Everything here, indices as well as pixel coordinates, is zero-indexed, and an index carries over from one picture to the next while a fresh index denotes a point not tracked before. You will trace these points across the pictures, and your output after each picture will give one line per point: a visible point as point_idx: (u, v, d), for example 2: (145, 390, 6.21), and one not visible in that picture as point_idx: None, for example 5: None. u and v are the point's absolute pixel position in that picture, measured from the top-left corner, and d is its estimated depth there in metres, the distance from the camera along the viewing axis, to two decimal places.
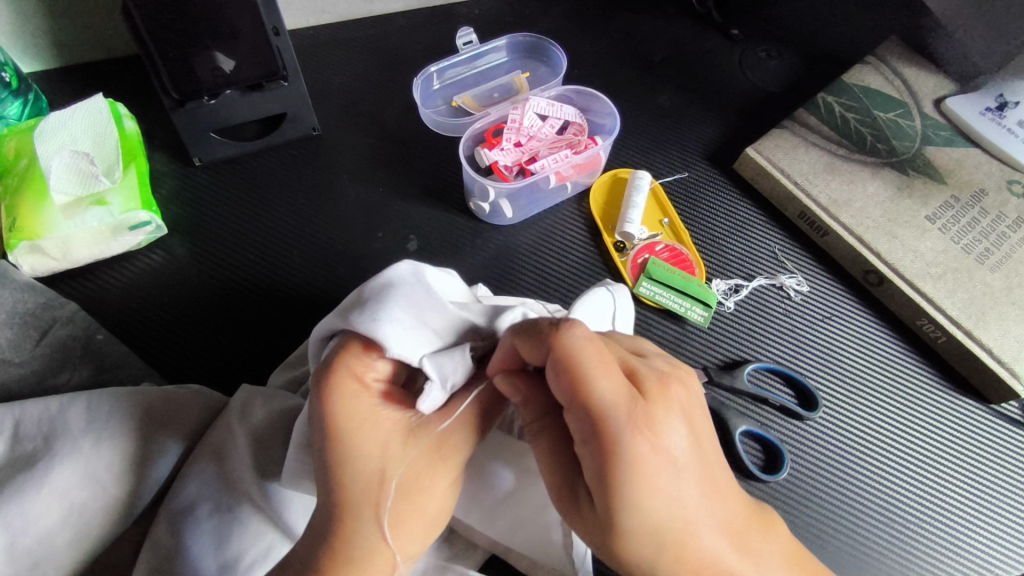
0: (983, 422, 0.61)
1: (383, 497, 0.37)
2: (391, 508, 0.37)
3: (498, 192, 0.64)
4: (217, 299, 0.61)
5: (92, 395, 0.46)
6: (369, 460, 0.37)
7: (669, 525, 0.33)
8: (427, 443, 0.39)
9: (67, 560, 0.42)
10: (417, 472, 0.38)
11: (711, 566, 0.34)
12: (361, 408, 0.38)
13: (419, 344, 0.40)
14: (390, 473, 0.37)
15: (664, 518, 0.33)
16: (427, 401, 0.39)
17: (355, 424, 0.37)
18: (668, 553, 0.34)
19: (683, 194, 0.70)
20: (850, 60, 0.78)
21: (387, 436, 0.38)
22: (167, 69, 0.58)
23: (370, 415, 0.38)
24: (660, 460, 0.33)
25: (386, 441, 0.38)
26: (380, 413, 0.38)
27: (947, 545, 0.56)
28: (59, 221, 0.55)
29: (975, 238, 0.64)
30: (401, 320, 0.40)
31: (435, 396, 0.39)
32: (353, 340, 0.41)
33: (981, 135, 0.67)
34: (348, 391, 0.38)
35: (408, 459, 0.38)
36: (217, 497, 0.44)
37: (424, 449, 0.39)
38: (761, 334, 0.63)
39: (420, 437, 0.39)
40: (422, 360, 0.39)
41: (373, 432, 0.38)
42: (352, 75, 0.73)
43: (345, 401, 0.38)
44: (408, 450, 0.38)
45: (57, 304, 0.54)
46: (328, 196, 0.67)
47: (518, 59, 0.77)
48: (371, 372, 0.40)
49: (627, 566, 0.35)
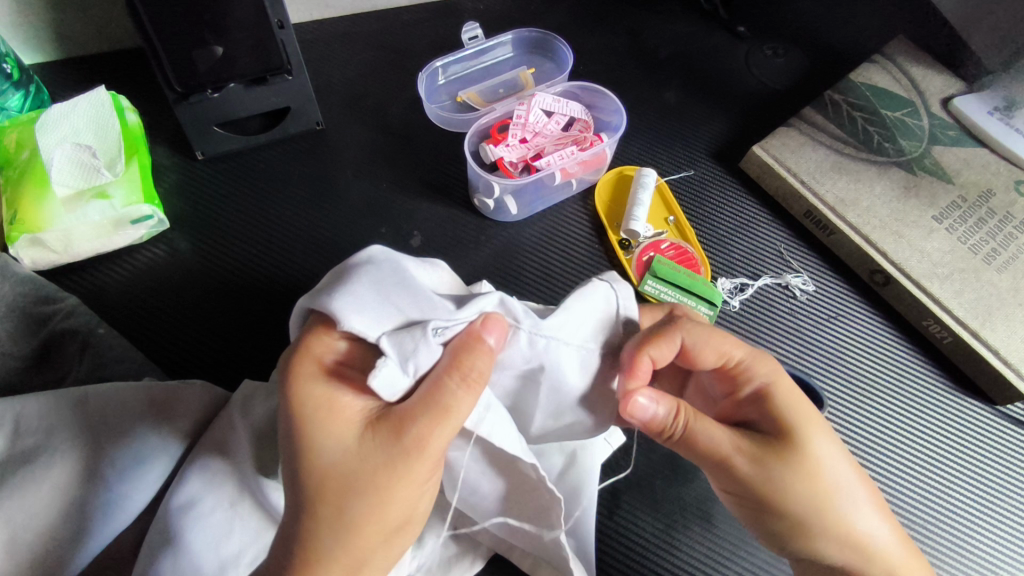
0: (989, 423, 0.61)
1: (336, 495, 0.35)
2: (344, 506, 0.35)
3: (502, 189, 0.64)
4: (217, 294, 0.60)
5: (93, 390, 0.46)
6: (322, 453, 0.36)
7: (839, 466, 0.42)
8: (383, 434, 0.36)
9: (68, 554, 0.41)
10: (370, 468, 0.36)
11: (847, 490, 0.42)
12: (315, 394, 0.37)
13: (379, 319, 0.38)
14: (342, 468, 0.36)
15: (824, 440, 0.43)
16: (378, 379, 0.36)
17: (307, 412, 0.37)
18: (824, 472, 0.42)
19: (688, 191, 0.69)
20: (857, 58, 0.77)
21: (341, 425, 0.37)
22: (171, 64, 0.58)
23: (325, 401, 0.37)
24: (800, 400, 0.44)
25: (339, 431, 0.36)
26: (336, 399, 0.37)
27: (954, 547, 0.56)
28: (61, 214, 0.55)
29: (982, 238, 0.63)
30: (359, 296, 0.39)
31: (388, 374, 0.37)
32: (316, 321, 0.40)
33: (988, 134, 0.67)
34: (305, 374, 0.38)
35: (362, 454, 0.36)
36: (220, 492, 0.44)
37: (380, 442, 0.36)
38: (765, 332, 0.63)
39: (376, 427, 0.36)
40: (380, 337, 0.38)
41: (327, 421, 0.36)
42: (356, 70, 0.72)
43: (300, 386, 0.37)
44: (362, 443, 0.36)
45: (58, 298, 0.53)
46: (332, 190, 0.66)
47: (523, 55, 0.77)
48: (331, 353, 0.39)
49: (789, 499, 0.41)
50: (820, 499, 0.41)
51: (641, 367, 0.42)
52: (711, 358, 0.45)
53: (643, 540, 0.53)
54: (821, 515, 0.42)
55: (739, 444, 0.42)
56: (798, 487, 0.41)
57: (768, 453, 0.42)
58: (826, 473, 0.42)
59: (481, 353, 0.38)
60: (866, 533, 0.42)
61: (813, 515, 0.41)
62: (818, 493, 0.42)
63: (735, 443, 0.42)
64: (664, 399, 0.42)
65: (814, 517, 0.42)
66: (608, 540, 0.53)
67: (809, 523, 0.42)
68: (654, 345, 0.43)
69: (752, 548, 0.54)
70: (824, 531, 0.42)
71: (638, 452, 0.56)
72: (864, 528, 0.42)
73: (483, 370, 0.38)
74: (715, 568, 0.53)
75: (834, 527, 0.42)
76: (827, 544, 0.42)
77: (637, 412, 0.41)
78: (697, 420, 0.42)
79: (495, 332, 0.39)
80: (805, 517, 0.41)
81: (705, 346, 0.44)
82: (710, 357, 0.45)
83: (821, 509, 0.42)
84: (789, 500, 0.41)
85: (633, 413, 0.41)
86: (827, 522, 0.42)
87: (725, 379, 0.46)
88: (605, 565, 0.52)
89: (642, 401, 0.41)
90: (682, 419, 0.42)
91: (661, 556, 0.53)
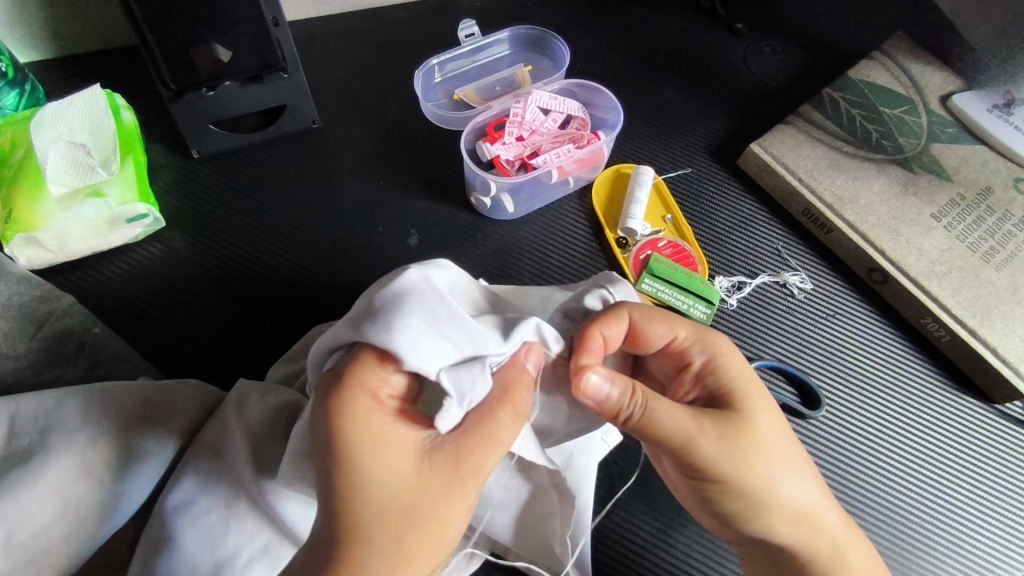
0: (987, 421, 0.61)
1: (395, 527, 0.35)
2: (407, 539, 0.35)
3: (499, 187, 0.64)
4: (213, 293, 0.60)
5: (94, 388, 0.46)
6: (384, 486, 0.35)
7: (780, 433, 0.44)
8: (442, 465, 0.37)
9: (63, 555, 0.41)
10: (431, 499, 0.36)
11: (796, 460, 0.44)
12: (373, 427, 0.36)
13: (438, 356, 0.39)
14: (404, 500, 0.35)
15: (772, 413, 0.44)
16: (445, 418, 0.38)
17: (366, 446, 0.36)
18: (778, 443, 0.43)
19: (686, 189, 0.69)
20: (856, 55, 0.77)
21: (400, 458, 0.36)
22: (165, 61, 0.57)
23: (381, 434, 0.36)
24: (747, 374, 0.45)
25: (399, 464, 0.36)
26: (393, 433, 0.37)
27: (952, 546, 0.56)
28: (56, 213, 0.55)
29: (981, 236, 0.63)
30: (417, 330, 0.38)
31: (451, 412, 0.38)
32: (365, 352, 0.38)
33: (986, 131, 0.67)
34: (361, 407, 0.37)
35: (422, 485, 0.36)
36: (216, 492, 0.44)
37: (439, 474, 0.37)
38: (763, 330, 0.63)
39: (435, 459, 0.37)
40: (441, 374, 0.38)
41: (387, 454, 0.36)
42: (352, 67, 0.72)
43: (357, 420, 0.36)
44: (421, 474, 0.36)
45: (53, 298, 0.53)
46: (328, 189, 0.66)
47: (520, 52, 0.77)
48: (385, 387, 0.38)
49: (749, 468, 0.42)
50: (769, 464, 0.42)
51: (593, 343, 0.43)
52: (657, 335, 0.45)
53: (639, 539, 0.53)
54: (777, 485, 0.43)
55: (696, 418, 0.41)
56: (750, 454, 0.42)
57: (721, 422, 0.42)
58: (772, 440, 0.43)
59: (525, 382, 0.41)
60: (807, 497, 0.44)
61: (763, 481, 0.42)
62: (772, 461, 0.42)
63: (692, 416, 0.41)
64: (619, 375, 0.41)
65: (770, 487, 0.42)
66: (605, 539, 0.53)
67: (760, 490, 0.42)
68: (604, 323, 0.44)
69: None
70: (772, 496, 0.43)
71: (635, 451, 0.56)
72: (805, 492, 0.44)
73: (527, 400, 0.40)
74: (711, 567, 0.53)
75: (788, 496, 0.43)
76: (774, 510, 0.43)
77: (592, 391, 0.40)
78: (654, 395, 0.41)
79: (533, 358, 0.42)
80: (755, 484, 0.42)
81: (653, 321, 0.45)
82: (658, 332, 0.45)
83: (778, 479, 0.43)
84: (749, 471, 0.42)
85: (586, 392, 0.40)
86: (782, 491, 0.43)
87: (673, 356, 0.46)
88: (601, 564, 0.52)
89: (597, 377, 0.40)
90: (639, 394, 0.41)
91: (658, 555, 0.53)
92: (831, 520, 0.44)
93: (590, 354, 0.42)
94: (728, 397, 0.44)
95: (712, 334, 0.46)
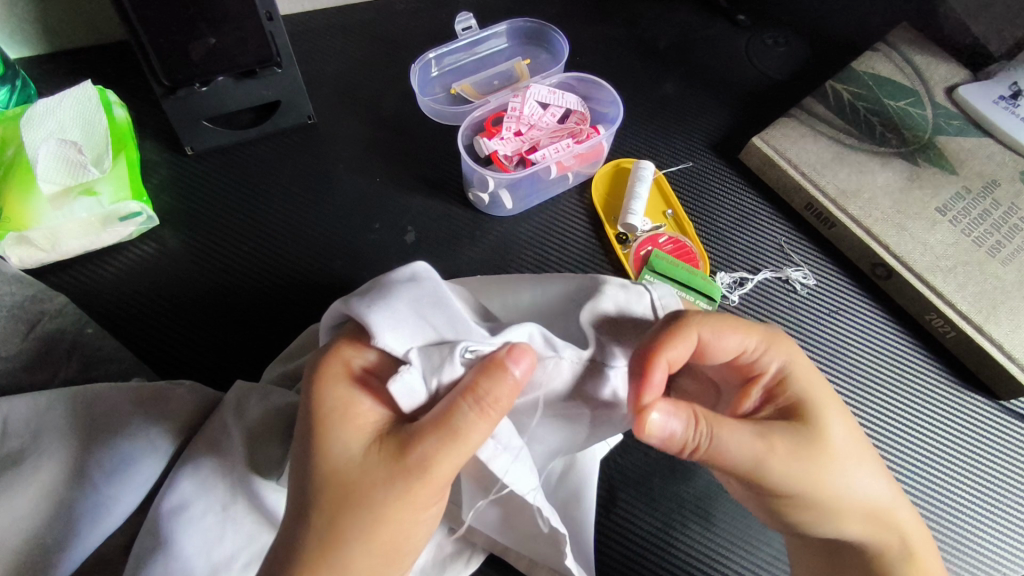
0: (993, 418, 0.60)
1: (329, 502, 0.34)
2: (341, 521, 0.34)
3: (497, 182, 0.63)
4: (207, 292, 0.59)
5: (85, 390, 0.45)
6: (329, 458, 0.35)
7: (852, 437, 0.42)
8: (389, 450, 0.35)
9: (56, 560, 0.41)
10: (372, 483, 0.35)
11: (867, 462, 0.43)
12: (333, 395, 0.37)
13: (411, 332, 0.38)
14: (345, 478, 0.35)
15: (840, 415, 0.43)
16: (401, 393, 0.36)
17: (323, 410, 0.36)
18: (850, 448, 0.42)
19: (687, 183, 0.68)
20: (860, 46, 0.76)
21: (351, 433, 0.36)
22: (157, 56, 0.57)
23: (341, 403, 0.37)
24: (815, 377, 0.43)
25: (349, 438, 0.36)
26: (351, 406, 0.37)
27: (959, 544, 0.55)
28: (48, 212, 0.54)
29: (987, 230, 0.62)
30: (397, 308, 0.38)
31: (408, 385, 0.37)
32: (351, 326, 0.40)
33: (992, 123, 0.66)
34: (328, 374, 0.38)
35: (367, 467, 0.35)
36: (211, 495, 0.43)
37: (384, 458, 0.35)
38: (766, 326, 0.62)
39: (386, 440, 0.36)
40: (407, 349, 0.37)
41: (340, 425, 0.36)
42: (348, 62, 0.71)
43: (322, 386, 0.37)
44: (368, 456, 0.35)
45: (46, 298, 0.52)
46: (324, 185, 0.65)
47: (518, 45, 0.76)
48: (359, 359, 0.39)
49: (827, 480, 0.41)
50: (842, 470, 0.41)
51: (658, 372, 0.38)
52: (728, 346, 0.42)
53: (641, 539, 0.52)
54: (856, 491, 0.41)
55: (768, 441, 0.40)
56: (823, 463, 0.40)
57: (793, 435, 0.40)
58: (844, 445, 0.42)
59: (502, 382, 0.36)
60: (880, 503, 0.43)
61: (838, 488, 0.41)
62: (846, 467, 0.41)
63: (764, 440, 0.40)
64: (684, 406, 0.39)
65: (848, 493, 0.41)
66: (607, 538, 0.52)
67: (835, 496, 0.41)
68: (672, 347, 0.39)
69: (752, 546, 0.53)
70: (847, 502, 0.41)
71: (637, 450, 0.55)
72: (879, 496, 0.42)
73: (500, 399, 0.36)
74: (715, 567, 0.52)
75: (864, 499, 0.42)
76: (847, 515, 0.42)
77: (658, 427, 0.38)
78: (725, 424, 0.39)
79: (522, 362, 0.37)
80: (831, 492, 0.41)
81: (722, 335, 0.41)
82: (726, 346, 0.42)
83: (856, 483, 0.42)
84: (828, 483, 0.41)
85: (651, 432, 0.38)
86: (859, 496, 0.42)
87: (740, 366, 0.43)
88: (602, 565, 0.51)
89: (663, 413, 0.38)
90: (710, 425, 0.39)
91: (660, 556, 0.52)
92: (907, 522, 0.43)
93: (654, 386, 0.38)
94: (798, 405, 0.42)
95: (780, 340, 0.43)
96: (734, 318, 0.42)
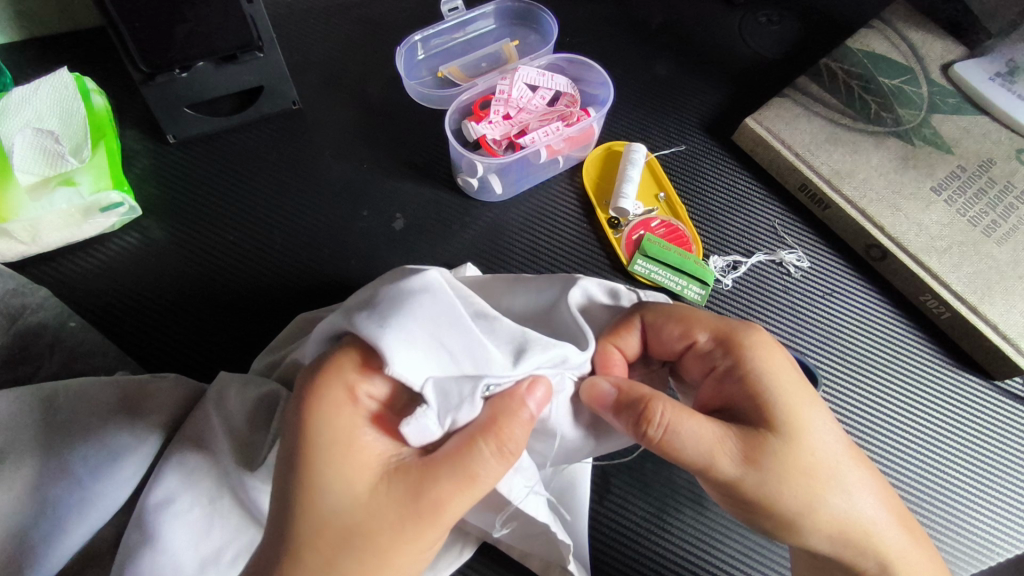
0: (987, 399, 0.60)
1: (330, 545, 0.34)
2: (338, 562, 0.34)
3: (486, 167, 0.62)
4: (192, 284, 0.58)
5: (67, 385, 0.44)
6: (329, 497, 0.34)
7: (825, 445, 0.41)
8: (399, 489, 0.35)
9: (41, 557, 0.40)
10: (376, 525, 0.34)
11: (848, 468, 0.42)
12: (336, 430, 0.36)
13: (426, 362, 0.37)
14: (347, 517, 0.34)
15: (813, 415, 0.42)
16: (414, 428, 0.36)
17: (325, 444, 0.35)
18: (824, 450, 0.41)
19: (680, 166, 0.67)
20: (856, 23, 0.74)
21: (356, 470, 0.35)
22: (135, 40, 0.55)
23: (346, 437, 0.36)
24: (790, 373, 0.43)
25: (352, 476, 0.35)
26: (356, 439, 0.36)
27: (952, 524, 0.55)
28: (26, 203, 0.53)
29: (982, 210, 0.62)
30: (411, 333, 0.37)
31: (423, 423, 0.36)
32: (354, 351, 0.38)
33: (989, 101, 0.65)
34: (331, 403, 0.36)
35: (375, 507, 0.35)
36: (198, 487, 0.42)
37: (390, 499, 0.35)
38: (760, 309, 0.61)
39: (394, 478, 0.35)
40: (425, 383, 0.36)
41: (344, 461, 0.35)
42: (332, 45, 0.69)
43: (327, 416, 0.36)
44: (373, 496, 0.35)
45: (28, 291, 0.51)
46: (311, 172, 0.64)
47: (507, 26, 0.74)
48: (365, 386, 0.38)
49: (794, 482, 0.40)
50: (810, 480, 0.40)
51: (612, 359, 0.44)
52: (675, 335, 0.45)
53: (635, 523, 0.52)
54: (830, 501, 0.40)
55: (719, 434, 0.40)
56: (783, 471, 0.40)
57: (747, 433, 0.40)
58: (815, 453, 0.41)
59: (522, 420, 0.36)
60: (866, 516, 0.41)
61: (802, 499, 0.40)
62: (818, 470, 0.40)
63: (715, 431, 0.40)
64: (628, 383, 0.41)
65: (824, 499, 0.40)
66: (601, 526, 0.52)
67: (800, 510, 0.40)
68: (617, 336, 0.45)
69: (747, 530, 0.53)
70: (815, 516, 0.40)
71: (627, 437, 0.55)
72: (858, 514, 0.41)
73: (518, 440, 0.36)
74: (708, 552, 0.52)
75: (845, 510, 0.40)
76: (816, 530, 0.40)
77: (599, 396, 0.41)
78: (674, 412, 0.39)
79: (537, 394, 0.37)
80: (796, 504, 0.40)
81: (667, 325, 0.45)
82: (674, 335, 0.45)
83: (831, 493, 0.40)
84: (797, 483, 0.40)
85: (594, 397, 0.41)
86: (836, 506, 0.40)
87: (699, 358, 0.45)
88: (595, 552, 0.51)
89: (603, 384, 0.41)
90: (660, 405, 0.40)
91: (657, 544, 0.52)
92: (894, 549, 0.41)
93: (611, 371, 0.43)
94: (762, 403, 0.41)
95: (743, 334, 0.44)
96: (686, 311, 0.45)
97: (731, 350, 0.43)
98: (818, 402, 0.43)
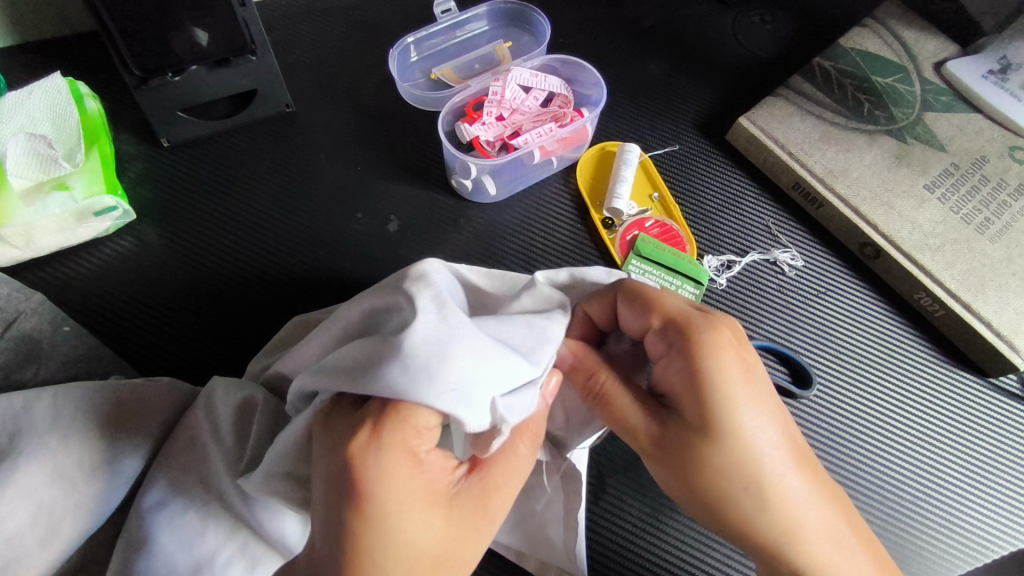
0: (982, 396, 0.60)
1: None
2: None
3: (479, 169, 0.62)
4: (186, 287, 0.58)
5: (63, 388, 0.44)
6: (417, 541, 0.34)
7: (755, 454, 0.39)
8: (469, 506, 0.37)
9: (37, 561, 0.40)
10: (461, 543, 0.36)
11: (779, 479, 0.40)
12: (409, 487, 0.34)
13: (487, 388, 0.35)
14: (435, 551, 0.35)
15: (747, 426, 0.39)
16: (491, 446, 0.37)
17: (401, 504, 0.34)
18: (748, 462, 0.39)
19: (673, 166, 0.67)
20: (848, 22, 0.74)
21: (431, 510, 0.35)
22: (128, 46, 0.55)
23: (413, 488, 0.34)
24: (736, 377, 0.40)
25: (429, 517, 0.35)
26: (423, 484, 0.35)
27: (946, 522, 0.55)
28: (20, 208, 0.53)
29: (975, 207, 0.62)
30: (460, 375, 0.34)
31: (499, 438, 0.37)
32: (403, 412, 0.34)
33: (981, 98, 0.65)
34: (397, 469, 0.34)
35: (453, 529, 0.36)
36: (190, 492, 0.42)
37: (464, 517, 0.36)
38: (752, 308, 0.62)
39: (463, 500, 0.37)
40: (494, 404, 0.35)
41: (418, 508, 0.34)
42: (325, 48, 0.69)
43: (390, 480, 0.34)
44: (451, 521, 0.36)
45: (23, 296, 0.52)
46: (306, 175, 0.64)
47: (500, 27, 0.74)
48: (420, 440, 0.35)
49: (704, 482, 0.40)
50: (725, 483, 0.40)
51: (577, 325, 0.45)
52: (634, 319, 0.43)
53: (630, 523, 0.53)
54: (741, 505, 0.40)
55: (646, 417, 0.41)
56: (696, 470, 0.40)
57: (673, 425, 0.41)
58: (737, 462, 0.39)
59: (543, 410, 0.40)
60: (788, 524, 0.40)
61: (714, 497, 0.40)
62: (741, 477, 0.39)
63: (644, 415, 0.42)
64: (585, 351, 0.43)
65: (738, 503, 0.40)
66: (596, 526, 0.52)
67: (711, 504, 0.41)
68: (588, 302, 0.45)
69: None
70: (722, 512, 0.41)
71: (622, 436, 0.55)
72: (774, 519, 0.40)
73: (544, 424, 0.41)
74: (704, 550, 0.52)
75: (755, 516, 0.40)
76: (726, 525, 0.41)
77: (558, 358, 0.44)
78: (612, 386, 0.42)
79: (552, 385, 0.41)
80: (706, 499, 0.40)
81: (628, 307, 0.43)
82: (633, 318, 0.43)
83: (745, 498, 0.40)
84: (706, 485, 0.40)
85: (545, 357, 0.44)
86: (747, 512, 0.40)
87: (654, 345, 0.42)
88: (591, 553, 0.51)
89: (562, 346, 0.43)
90: (600, 377, 0.42)
91: (653, 544, 0.52)
92: (813, 556, 0.40)
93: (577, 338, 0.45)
94: (697, 404, 0.39)
95: (699, 330, 0.40)
96: (653, 293, 0.43)
97: (680, 344, 0.41)
98: (761, 408, 0.40)
